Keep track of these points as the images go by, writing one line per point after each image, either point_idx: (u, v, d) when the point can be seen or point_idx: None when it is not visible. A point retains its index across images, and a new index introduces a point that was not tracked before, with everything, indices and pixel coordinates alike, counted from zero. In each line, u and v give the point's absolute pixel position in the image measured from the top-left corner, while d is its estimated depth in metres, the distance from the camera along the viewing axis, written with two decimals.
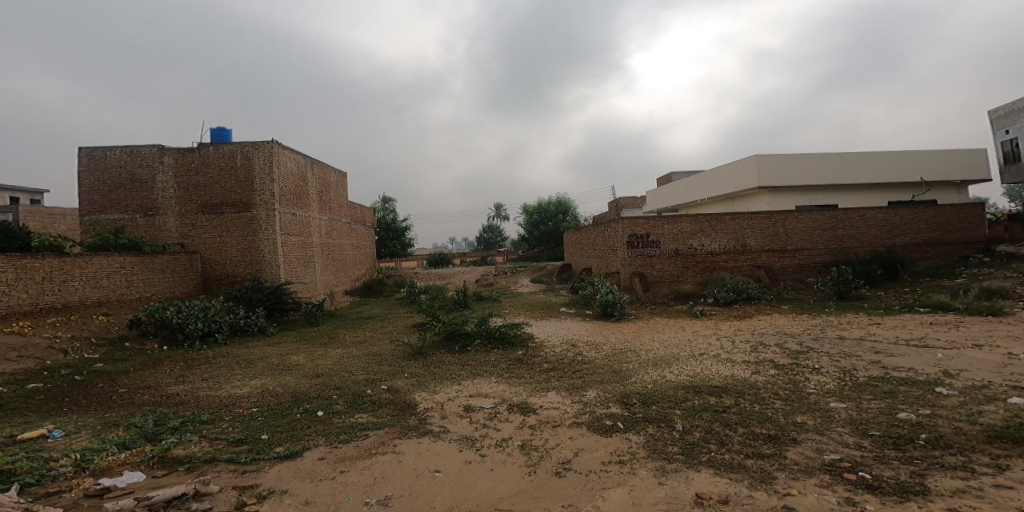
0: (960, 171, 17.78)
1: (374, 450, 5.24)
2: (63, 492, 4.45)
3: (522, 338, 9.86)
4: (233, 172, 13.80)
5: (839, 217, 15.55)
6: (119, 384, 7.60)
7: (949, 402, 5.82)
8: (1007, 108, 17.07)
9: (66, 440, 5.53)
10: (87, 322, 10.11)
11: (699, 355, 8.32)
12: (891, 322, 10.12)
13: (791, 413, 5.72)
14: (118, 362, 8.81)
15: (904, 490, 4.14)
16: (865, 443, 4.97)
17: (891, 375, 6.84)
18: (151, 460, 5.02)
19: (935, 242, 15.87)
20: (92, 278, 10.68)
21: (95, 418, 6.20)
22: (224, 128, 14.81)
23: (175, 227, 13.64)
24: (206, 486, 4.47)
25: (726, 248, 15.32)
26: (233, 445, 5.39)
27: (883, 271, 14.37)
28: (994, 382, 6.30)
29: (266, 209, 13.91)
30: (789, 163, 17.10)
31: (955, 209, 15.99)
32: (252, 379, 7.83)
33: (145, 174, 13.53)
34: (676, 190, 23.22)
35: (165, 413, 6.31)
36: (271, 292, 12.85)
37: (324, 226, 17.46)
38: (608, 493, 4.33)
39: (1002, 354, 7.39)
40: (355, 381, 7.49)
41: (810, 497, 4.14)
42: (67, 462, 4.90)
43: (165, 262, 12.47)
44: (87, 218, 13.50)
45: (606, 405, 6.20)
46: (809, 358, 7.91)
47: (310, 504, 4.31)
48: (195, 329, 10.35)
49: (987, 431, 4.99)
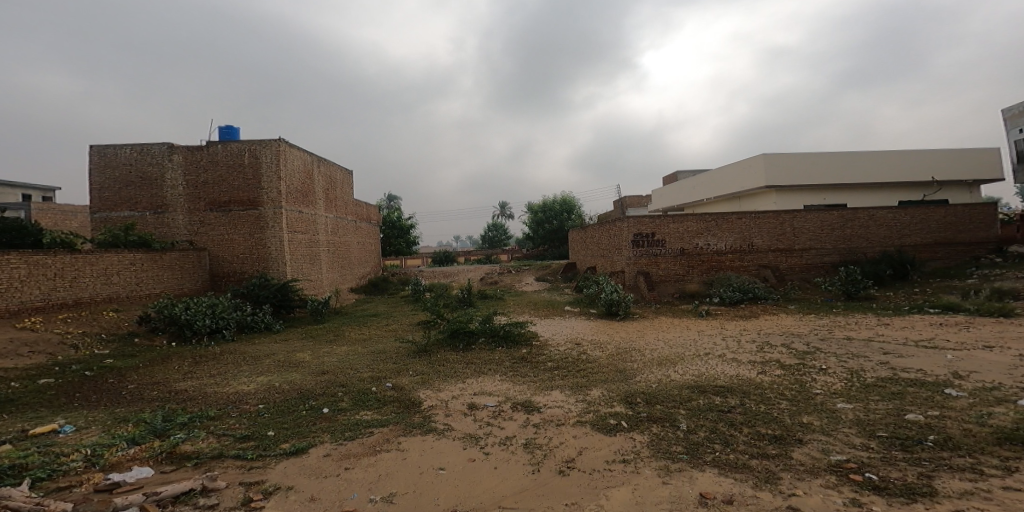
0: (971, 171, 17.56)
1: (378, 447, 5.27)
2: (72, 487, 4.50)
3: (525, 336, 9.88)
4: (240, 170, 13.91)
5: (847, 216, 15.43)
6: (128, 379, 7.69)
7: (958, 403, 5.76)
8: (1020, 107, 16.85)
9: (76, 435, 5.60)
10: (97, 318, 10.21)
11: (704, 355, 8.29)
12: (898, 322, 10.03)
13: (797, 414, 5.69)
14: (127, 358, 8.91)
15: (911, 492, 4.11)
16: (872, 444, 4.93)
17: (898, 376, 6.78)
18: (160, 455, 5.08)
19: (945, 242, 15.69)
20: (103, 274, 10.81)
21: (104, 413, 6.28)
22: (231, 125, 14.88)
23: (184, 225, 13.77)
24: (213, 482, 4.52)
25: (734, 248, 15.24)
26: (240, 441, 5.44)
27: (892, 271, 14.24)
28: (1004, 384, 6.23)
29: (273, 207, 13.99)
30: (796, 162, 16.97)
31: (967, 209, 15.80)
32: (258, 375, 7.90)
33: (154, 172, 13.65)
34: (683, 189, 23.08)
35: (172, 409, 6.39)
36: (278, 289, 12.92)
37: (330, 223, 17.55)
38: (611, 492, 4.33)
39: (1013, 356, 7.30)
40: (359, 378, 7.51)
41: (815, 497, 4.12)
42: (77, 457, 4.97)
43: (174, 259, 12.59)
44: (98, 215, 13.64)
45: (610, 404, 6.19)
46: (816, 358, 7.85)
47: (315, 501, 4.34)
48: (202, 326, 10.43)
49: (996, 433, 4.93)
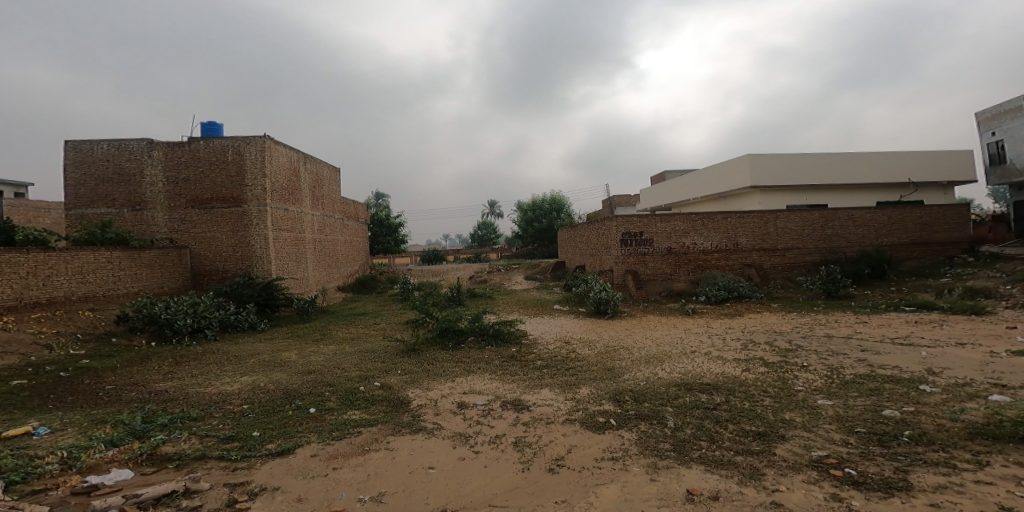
0: (946, 173, 18.05)
1: (368, 446, 5.24)
2: (48, 490, 4.39)
3: (515, 335, 9.90)
4: (224, 167, 13.67)
5: (828, 216, 15.73)
6: (105, 380, 7.51)
7: (932, 399, 5.93)
8: (993, 111, 17.34)
9: (50, 437, 5.46)
10: (73, 318, 9.96)
11: (690, 353, 8.40)
12: (876, 320, 10.29)
13: (780, 410, 5.80)
14: (104, 359, 8.69)
15: (888, 486, 4.21)
16: (851, 440, 5.05)
17: (876, 373, 6.96)
18: (140, 457, 4.97)
19: (921, 242, 16.10)
20: (79, 273, 10.55)
21: (81, 415, 6.13)
22: (215, 121, 14.59)
23: (165, 222, 13.50)
24: (196, 484, 4.45)
25: (718, 247, 15.47)
26: (224, 442, 5.36)
27: (870, 270, 14.58)
28: (976, 380, 6.42)
29: (258, 204, 13.78)
30: (779, 163, 17.26)
31: (942, 210, 16.23)
32: (243, 375, 7.78)
33: (132, 168, 13.36)
34: (671, 189, 23.29)
35: (152, 410, 6.26)
36: (263, 287, 12.73)
37: (317, 221, 17.35)
38: (601, 490, 4.36)
39: (985, 353, 7.53)
40: (348, 378, 7.45)
41: (797, 493, 4.20)
42: (53, 459, 4.84)
43: (153, 257, 12.31)
44: (73, 212, 13.28)
45: (599, 402, 6.24)
46: (797, 355, 8.02)
47: (302, 501, 4.30)
48: (183, 325, 10.24)
49: (968, 428, 5.09)
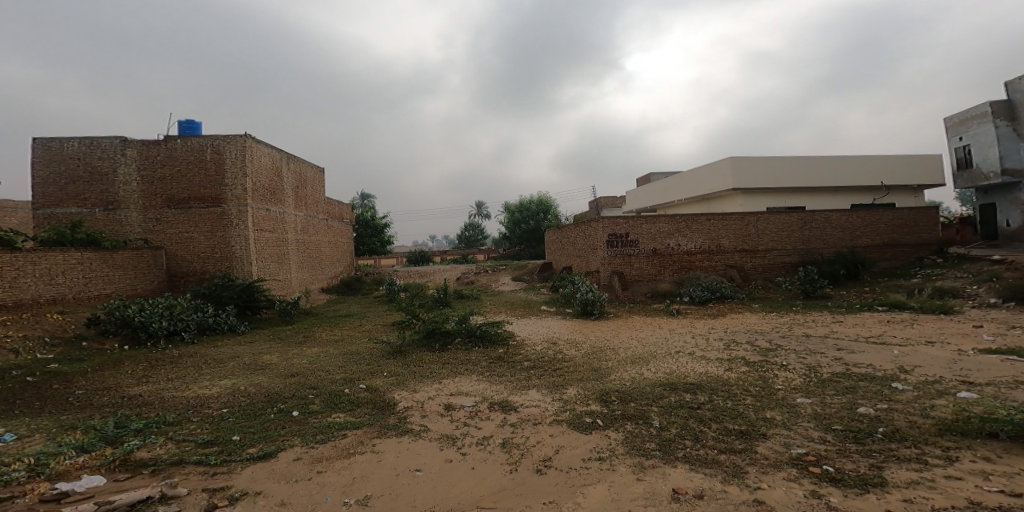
0: (916, 176, 18.61)
1: (352, 449, 5.16)
2: (15, 498, 4.24)
3: (502, 336, 9.88)
4: (202, 166, 13.38)
5: (806, 218, 16.07)
6: (76, 385, 7.27)
7: (904, 396, 6.10)
8: (960, 116, 17.94)
9: (17, 444, 5.26)
10: (41, 320, 9.62)
11: (675, 353, 8.49)
12: (852, 319, 10.55)
13: (761, 409, 5.90)
14: (75, 363, 8.41)
15: (864, 482, 4.32)
16: (829, 437, 5.16)
17: (852, 371, 7.13)
18: (113, 463, 4.82)
19: (893, 243, 16.56)
20: (46, 274, 10.20)
21: (50, 421, 5.91)
22: (193, 120, 14.28)
23: (139, 222, 13.13)
24: (173, 489, 4.34)
25: (699, 248, 15.68)
26: (202, 447, 5.23)
27: (846, 271, 14.93)
28: (947, 377, 6.63)
29: (238, 204, 13.52)
30: (759, 167, 17.61)
31: (912, 213, 16.71)
32: (223, 378, 7.61)
33: (105, 166, 12.98)
34: (655, 190, 23.57)
35: (126, 415, 6.07)
36: (243, 289, 12.49)
37: (300, 222, 17.09)
38: (588, 490, 4.37)
39: (954, 351, 7.78)
40: (332, 380, 7.34)
41: (778, 490, 4.28)
42: (20, 466, 4.67)
43: (126, 258, 11.97)
44: (40, 211, 12.82)
45: (585, 402, 6.27)
46: (778, 355, 8.16)
47: (285, 506, 4.22)
48: (159, 328, 9.99)
49: (938, 424, 5.25)
